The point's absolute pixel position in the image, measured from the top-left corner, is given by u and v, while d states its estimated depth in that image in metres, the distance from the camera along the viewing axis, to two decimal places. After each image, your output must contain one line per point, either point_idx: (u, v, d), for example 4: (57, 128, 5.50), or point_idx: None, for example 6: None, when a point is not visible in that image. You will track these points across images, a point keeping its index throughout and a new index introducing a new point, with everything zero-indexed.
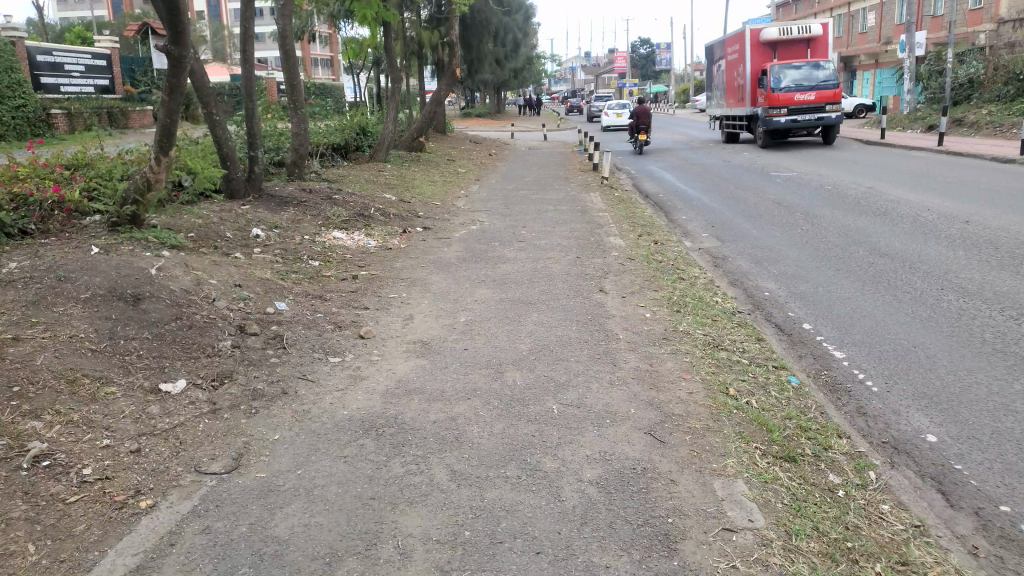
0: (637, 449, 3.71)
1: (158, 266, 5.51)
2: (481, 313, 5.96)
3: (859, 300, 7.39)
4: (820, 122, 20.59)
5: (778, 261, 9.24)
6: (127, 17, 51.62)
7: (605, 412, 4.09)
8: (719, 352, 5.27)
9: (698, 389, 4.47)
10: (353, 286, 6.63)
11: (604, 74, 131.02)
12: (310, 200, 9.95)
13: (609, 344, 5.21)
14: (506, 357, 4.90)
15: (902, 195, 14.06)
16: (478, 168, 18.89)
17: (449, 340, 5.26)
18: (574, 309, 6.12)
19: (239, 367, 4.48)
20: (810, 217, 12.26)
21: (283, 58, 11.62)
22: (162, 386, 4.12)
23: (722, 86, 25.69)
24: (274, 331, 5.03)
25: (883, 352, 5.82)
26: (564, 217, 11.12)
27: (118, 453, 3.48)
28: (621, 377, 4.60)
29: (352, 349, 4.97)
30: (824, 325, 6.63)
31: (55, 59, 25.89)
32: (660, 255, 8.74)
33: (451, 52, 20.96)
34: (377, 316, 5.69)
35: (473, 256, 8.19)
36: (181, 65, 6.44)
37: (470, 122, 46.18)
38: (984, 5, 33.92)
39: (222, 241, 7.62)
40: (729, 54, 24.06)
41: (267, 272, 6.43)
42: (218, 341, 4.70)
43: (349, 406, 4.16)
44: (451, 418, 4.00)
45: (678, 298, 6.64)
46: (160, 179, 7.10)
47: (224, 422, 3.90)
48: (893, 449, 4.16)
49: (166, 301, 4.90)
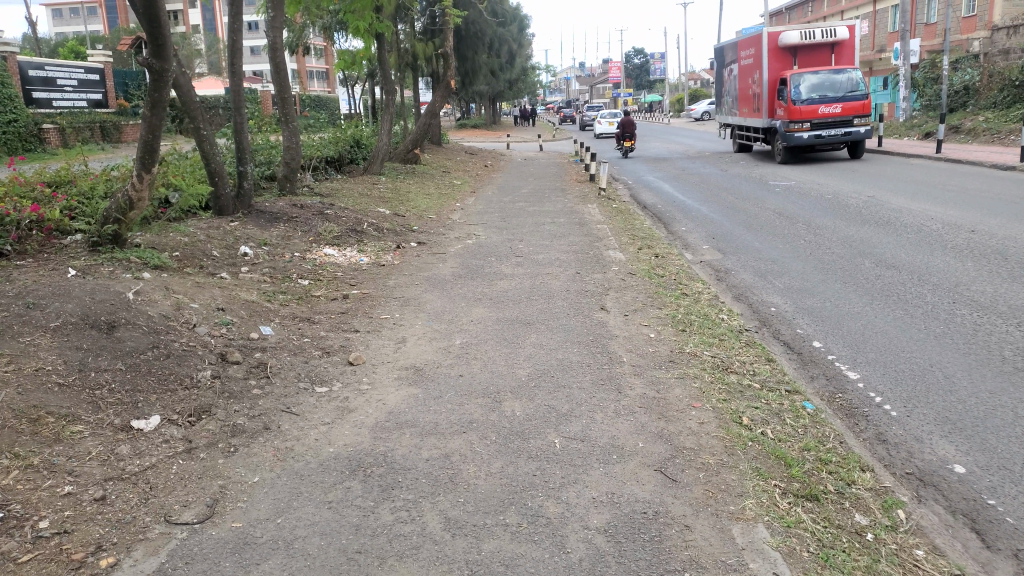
0: (648, 489, 3.43)
1: (136, 289, 5.20)
2: (478, 335, 5.68)
3: (870, 316, 7.13)
4: (847, 138, 18.89)
5: (783, 275, 8.96)
6: (122, 32, 51.53)
7: (610, 446, 3.84)
8: (729, 376, 5.00)
9: (709, 420, 4.18)
10: (343, 307, 6.34)
11: (600, 84, 131.34)
12: (301, 215, 9.68)
13: (612, 369, 4.93)
14: (503, 385, 4.61)
15: (905, 203, 13.83)
16: (474, 180, 18.64)
17: (443, 365, 4.97)
18: (574, 329, 5.84)
19: (219, 400, 4.16)
20: (813, 227, 12.00)
21: (273, 69, 11.35)
22: (134, 423, 3.80)
23: (734, 92, 24.30)
24: (258, 359, 4.72)
25: (901, 372, 5.54)
26: (562, 231, 10.85)
27: (81, 502, 3.18)
28: (627, 406, 4.33)
29: (340, 378, 4.66)
30: (835, 343, 6.38)
31: (48, 74, 25.60)
32: (662, 269, 8.45)
33: (446, 63, 20.70)
34: (367, 340, 5.41)
35: (469, 273, 7.92)
36: (163, 78, 6.10)
37: (466, 133, 46.00)
38: (980, 12, 33.89)
39: (208, 260, 7.33)
40: (745, 59, 22.31)
41: (253, 294, 6.14)
42: (196, 372, 4.39)
43: (335, 442, 3.87)
44: (444, 455, 3.71)
45: (684, 316, 6.36)
46: (143, 197, 6.72)
47: (199, 462, 3.58)
48: (920, 481, 3.90)
49: (143, 328, 4.59)
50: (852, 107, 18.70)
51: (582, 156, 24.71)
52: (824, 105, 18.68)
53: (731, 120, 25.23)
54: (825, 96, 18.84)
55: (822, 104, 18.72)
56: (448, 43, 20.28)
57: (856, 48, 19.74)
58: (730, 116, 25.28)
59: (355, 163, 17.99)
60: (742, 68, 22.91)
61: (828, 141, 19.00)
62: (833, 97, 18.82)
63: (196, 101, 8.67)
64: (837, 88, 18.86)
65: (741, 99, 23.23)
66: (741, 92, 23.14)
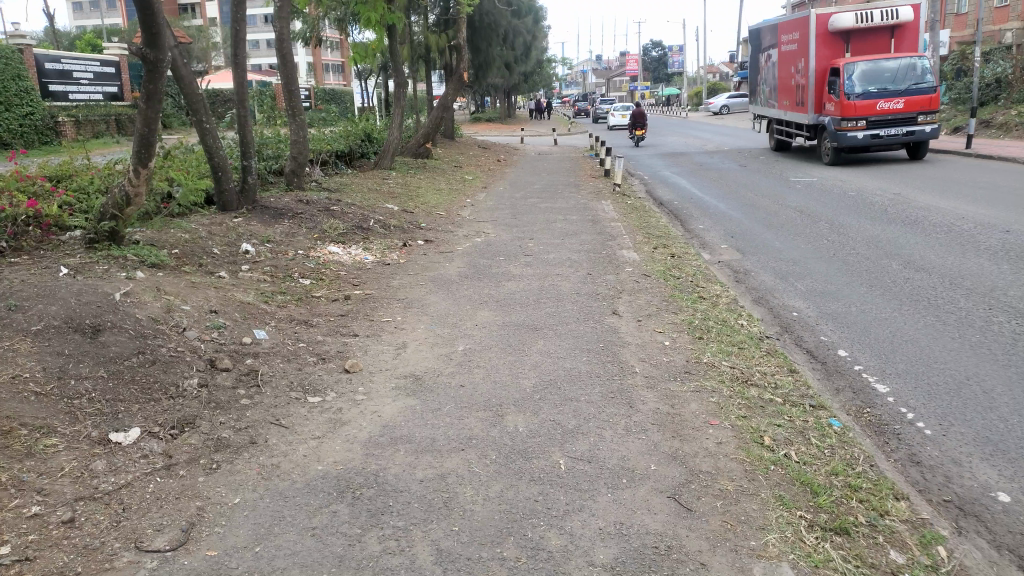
0: (660, 519, 3.18)
1: (126, 290, 4.96)
2: (482, 340, 5.43)
3: (897, 322, 6.81)
4: (909, 136, 17.03)
5: (805, 277, 8.63)
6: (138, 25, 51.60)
7: (619, 468, 3.58)
8: (748, 390, 4.71)
9: (726, 441, 3.89)
10: (344, 309, 6.11)
11: (616, 77, 130.45)
12: (307, 211, 9.47)
13: (623, 380, 4.66)
14: (506, 397, 4.35)
15: (930, 202, 13.40)
16: (486, 175, 18.37)
17: (444, 374, 4.71)
18: (583, 335, 5.57)
19: (204, 411, 3.91)
20: (836, 227, 11.62)
21: (280, 62, 11.16)
22: (112, 436, 3.52)
23: (772, 83, 22.42)
24: (249, 366, 4.48)
25: (934, 387, 5.22)
26: (575, 228, 10.58)
27: (47, 524, 2.88)
28: (639, 423, 4.07)
29: (334, 387, 4.42)
30: (861, 352, 6.08)
31: (64, 67, 25.58)
32: (678, 271, 8.15)
33: (459, 55, 20.37)
34: (366, 345, 5.16)
35: (476, 273, 7.67)
36: (157, 70, 5.93)
37: (480, 127, 45.72)
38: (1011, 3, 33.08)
39: (208, 258, 7.10)
40: (787, 46, 20.35)
41: (250, 295, 5.91)
42: (182, 380, 4.14)
43: (325, 459, 3.62)
44: (441, 477, 3.46)
45: (700, 322, 6.05)
46: (140, 193, 6.50)
47: (178, 481, 3.31)
48: (959, 511, 3.65)
49: (129, 332, 4.34)
50: (915, 101, 16.85)
51: (596, 151, 24.35)
52: (883, 99, 16.84)
53: (769, 113, 23.33)
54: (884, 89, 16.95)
55: (882, 98, 16.85)
56: (461, 36, 19.97)
57: (918, 32, 17.91)
58: (767, 109, 23.39)
59: (365, 157, 17.77)
60: (782, 55, 20.97)
61: (887, 140, 17.19)
62: (894, 91, 16.98)
63: (199, 94, 8.45)
64: (899, 79, 17.01)
65: (780, 90, 21.37)
66: (780, 82, 21.28)
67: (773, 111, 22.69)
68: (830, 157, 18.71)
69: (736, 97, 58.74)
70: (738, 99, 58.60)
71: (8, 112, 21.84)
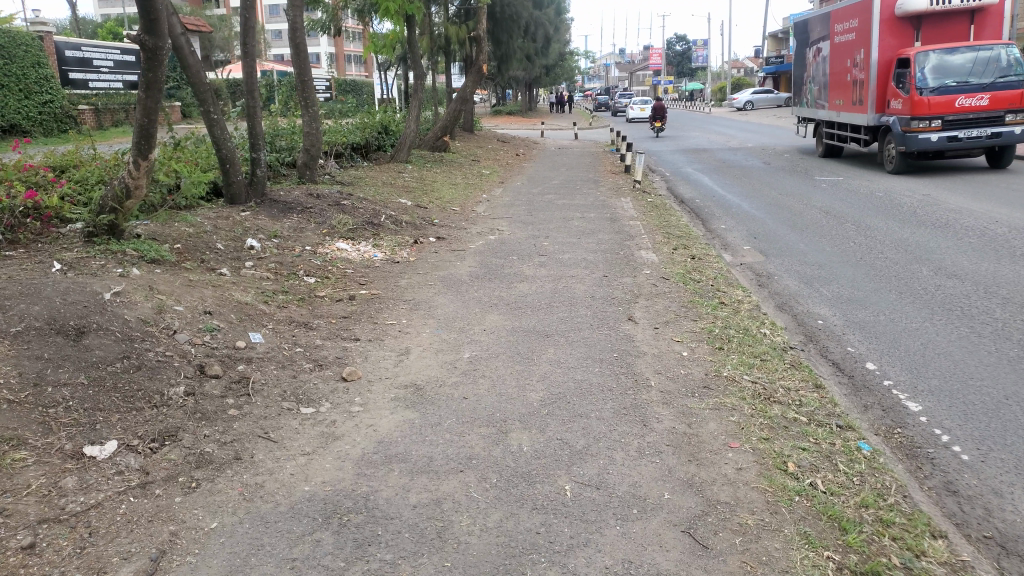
0: (672, 558, 2.90)
1: (118, 288, 4.75)
2: (490, 347, 5.15)
3: (929, 334, 6.43)
4: (993, 140, 14.53)
5: (832, 282, 8.25)
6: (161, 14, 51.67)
7: (629, 496, 3.30)
8: (771, 407, 4.39)
9: (747, 467, 3.59)
10: (347, 310, 5.86)
11: (639, 72, 129.27)
12: (317, 205, 9.24)
13: (636, 394, 4.37)
14: (512, 412, 4.07)
15: (962, 204, 12.92)
16: (504, 169, 18.07)
17: (447, 384, 4.45)
18: (596, 343, 5.28)
19: (188, 423, 3.68)
20: (863, 229, 11.20)
21: (293, 51, 10.92)
22: (86, 450, 3.30)
23: (823, 80, 20.01)
24: (240, 373, 4.25)
25: (971, 407, 4.86)
26: (592, 227, 10.26)
27: (5, 551, 2.66)
28: (652, 444, 3.78)
29: (330, 397, 4.18)
30: (890, 365, 5.72)
31: (84, 55, 25.32)
32: (698, 273, 7.83)
33: (478, 47, 19.99)
34: (366, 351, 4.91)
35: (488, 273, 7.40)
36: (156, 57, 5.75)
37: (500, 120, 45.39)
38: None
39: (211, 254, 6.90)
40: (843, 36, 17.98)
41: (251, 293, 5.69)
42: (168, 388, 3.92)
43: (313, 478, 3.38)
44: (436, 502, 3.20)
45: (719, 330, 5.74)
46: (140, 186, 6.32)
47: (152, 501, 3.08)
48: (1002, 550, 3.31)
49: (115, 335, 4.12)
50: (1002, 97, 14.37)
51: (617, 146, 23.92)
52: (963, 95, 14.38)
53: (818, 114, 20.88)
54: (964, 84, 14.50)
55: (961, 94, 14.41)
56: (482, 27, 19.61)
57: (1001, 18, 15.45)
58: (816, 110, 20.95)
59: (382, 149, 17.53)
60: (835, 47, 18.66)
61: (965, 144, 14.70)
62: (975, 86, 14.52)
63: (207, 83, 8.23)
64: (981, 73, 14.57)
65: (831, 86, 18.97)
66: (832, 78, 18.89)
67: (823, 111, 20.24)
68: (895, 165, 16.24)
69: (760, 93, 57.85)
70: (763, 94, 57.72)
71: (26, 99, 21.84)
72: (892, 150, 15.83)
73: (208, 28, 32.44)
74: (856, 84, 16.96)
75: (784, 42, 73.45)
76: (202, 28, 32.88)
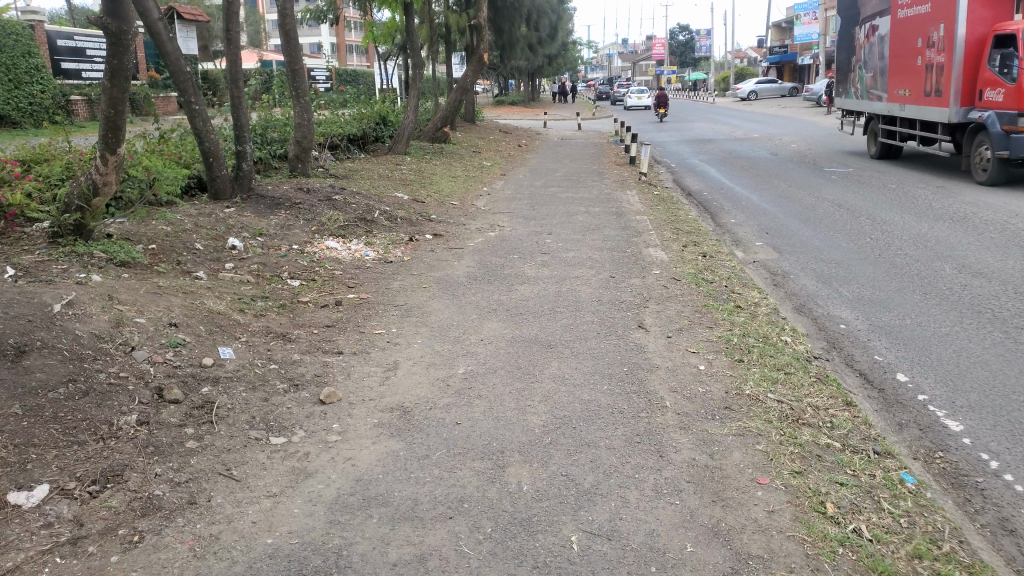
0: None
1: (72, 299, 4.28)
2: (487, 361, 4.66)
3: (963, 340, 5.90)
4: None
5: (852, 281, 7.74)
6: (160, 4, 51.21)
7: (644, 548, 2.82)
8: (802, 431, 3.91)
9: (781, 510, 3.11)
10: (333, 318, 5.37)
11: (643, 62, 128.22)
12: (307, 200, 8.73)
13: (649, 418, 3.90)
14: (510, 440, 3.59)
15: (982, 196, 12.36)
16: (506, 161, 17.55)
17: (437, 407, 3.96)
18: (603, 354, 4.80)
19: (138, 459, 3.22)
20: (880, 223, 10.65)
21: (282, 38, 10.41)
22: (12, 497, 2.84)
23: (879, 65, 16.86)
24: (204, 397, 3.78)
25: (1021, 426, 4.34)
26: (597, 222, 9.75)
27: None
28: (670, 480, 3.31)
29: (304, 425, 3.70)
30: (925, 377, 5.20)
31: (76, 44, 24.98)
32: (710, 273, 7.33)
33: (478, 35, 19.38)
34: (349, 368, 4.42)
35: (487, 273, 6.90)
36: (122, 42, 5.28)
37: (501, 110, 44.79)
38: None
39: (188, 256, 6.42)
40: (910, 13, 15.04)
41: (225, 300, 5.20)
42: (118, 417, 3.46)
43: (278, 528, 2.90)
44: (420, 559, 2.72)
45: (738, 339, 5.26)
46: (109, 182, 5.87)
47: (83, 561, 2.61)
48: None
49: (61, 356, 3.66)
50: None
51: (621, 136, 23.36)
52: None
53: (872, 107, 17.57)
54: None
55: None
56: (482, 16, 19.03)
57: None
58: (869, 102, 17.64)
59: (379, 140, 17.01)
60: (897, 26, 15.71)
61: None
62: None
63: (187, 72, 7.73)
64: None
65: (891, 73, 15.96)
66: (893, 62, 15.88)
67: (880, 103, 16.92)
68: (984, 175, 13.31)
69: (765, 83, 57.07)
70: (768, 84, 56.94)
71: (18, 90, 21.43)
72: (987, 154, 12.84)
73: (206, 17, 31.94)
74: (933, 71, 14.05)
75: (788, 31, 72.51)
76: (203, 18, 32.42)
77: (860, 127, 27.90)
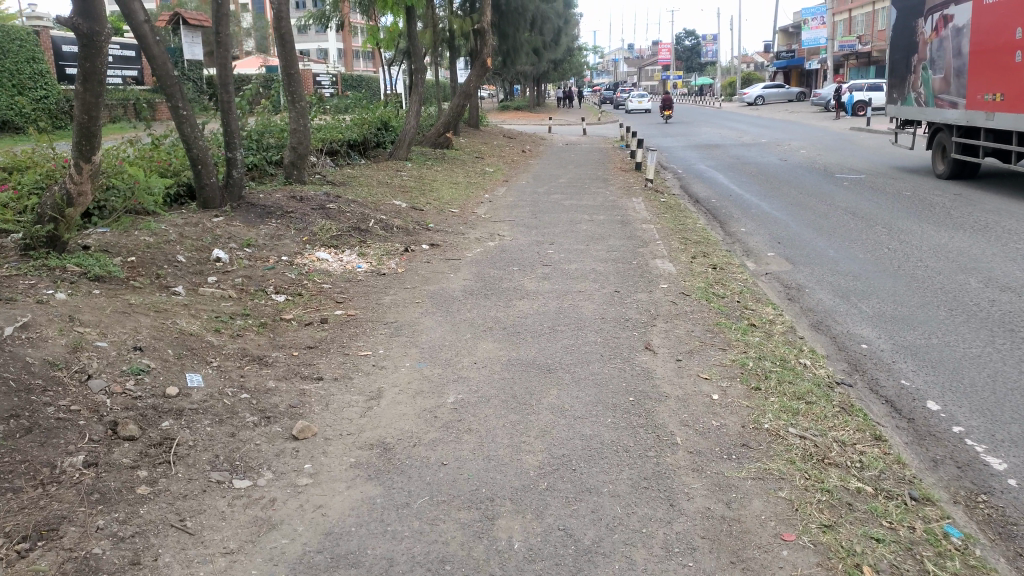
0: None
1: (26, 320, 3.91)
2: (480, 388, 4.27)
3: (995, 362, 5.48)
4: None
5: (871, 295, 7.33)
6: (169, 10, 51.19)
7: None
8: (829, 473, 3.51)
9: (810, 574, 2.71)
10: (316, 339, 5.00)
11: (650, 67, 127.90)
12: (299, 208, 8.38)
13: (658, 459, 3.51)
14: (502, 486, 3.21)
15: (1002, 204, 11.93)
16: (509, 166, 17.19)
17: (422, 444, 3.59)
18: (608, 381, 4.41)
19: (79, 510, 2.83)
20: (897, 233, 10.22)
21: (278, 42, 10.05)
22: None
23: (951, 64, 14.06)
24: (164, 433, 3.40)
25: None
26: (602, 231, 9.37)
27: None
28: (681, 535, 2.92)
29: (272, 467, 3.32)
30: (957, 405, 4.79)
31: None
32: (722, 287, 6.92)
33: (483, 39, 19.02)
34: (329, 397, 4.05)
35: (484, 287, 6.53)
36: (94, 45, 4.89)
37: (506, 115, 44.45)
38: None
39: (168, 269, 6.06)
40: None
41: (200, 319, 4.83)
42: (63, 459, 3.08)
43: None
44: None
45: (754, 362, 4.86)
46: (84, 192, 5.49)
47: None
48: None
49: (3, 388, 3.28)
50: None
51: (627, 142, 23.00)
52: None
53: (938, 115, 14.78)
54: None
55: None
56: (487, 19, 18.69)
57: None
58: (935, 109, 14.83)
59: (381, 146, 16.67)
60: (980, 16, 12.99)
61: None
62: None
63: (174, 76, 7.35)
64: None
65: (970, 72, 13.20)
66: (972, 60, 13.14)
67: (952, 109, 14.10)
68: None
69: (771, 88, 56.61)
70: (774, 89, 56.49)
71: (23, 95, 21.20)
72: None
73: (210, 21, 31.71)
74: None
75: (795, 35, 72.02)
76: (207, 22, 32.16)
77: (870, 133, 27.46)
